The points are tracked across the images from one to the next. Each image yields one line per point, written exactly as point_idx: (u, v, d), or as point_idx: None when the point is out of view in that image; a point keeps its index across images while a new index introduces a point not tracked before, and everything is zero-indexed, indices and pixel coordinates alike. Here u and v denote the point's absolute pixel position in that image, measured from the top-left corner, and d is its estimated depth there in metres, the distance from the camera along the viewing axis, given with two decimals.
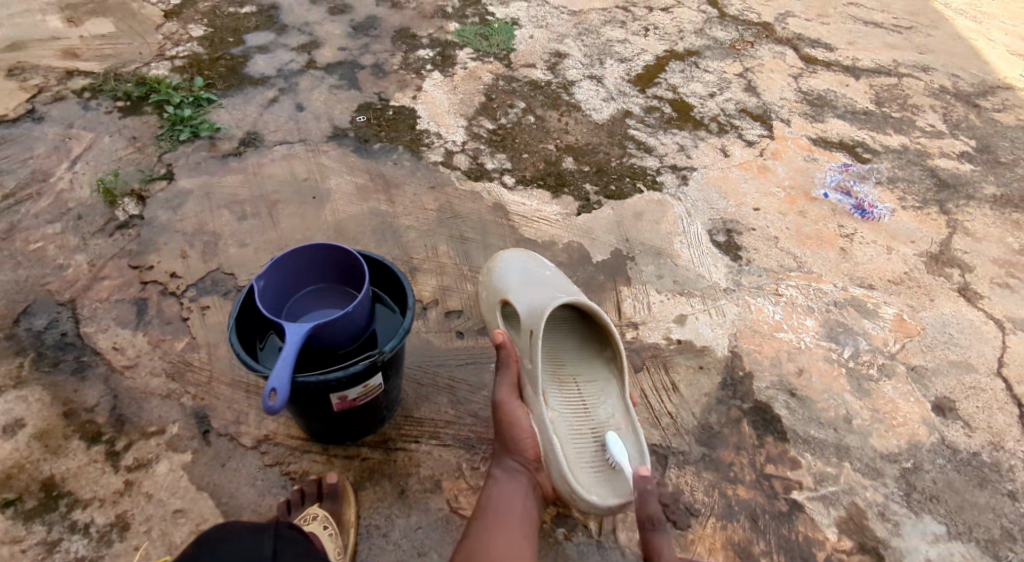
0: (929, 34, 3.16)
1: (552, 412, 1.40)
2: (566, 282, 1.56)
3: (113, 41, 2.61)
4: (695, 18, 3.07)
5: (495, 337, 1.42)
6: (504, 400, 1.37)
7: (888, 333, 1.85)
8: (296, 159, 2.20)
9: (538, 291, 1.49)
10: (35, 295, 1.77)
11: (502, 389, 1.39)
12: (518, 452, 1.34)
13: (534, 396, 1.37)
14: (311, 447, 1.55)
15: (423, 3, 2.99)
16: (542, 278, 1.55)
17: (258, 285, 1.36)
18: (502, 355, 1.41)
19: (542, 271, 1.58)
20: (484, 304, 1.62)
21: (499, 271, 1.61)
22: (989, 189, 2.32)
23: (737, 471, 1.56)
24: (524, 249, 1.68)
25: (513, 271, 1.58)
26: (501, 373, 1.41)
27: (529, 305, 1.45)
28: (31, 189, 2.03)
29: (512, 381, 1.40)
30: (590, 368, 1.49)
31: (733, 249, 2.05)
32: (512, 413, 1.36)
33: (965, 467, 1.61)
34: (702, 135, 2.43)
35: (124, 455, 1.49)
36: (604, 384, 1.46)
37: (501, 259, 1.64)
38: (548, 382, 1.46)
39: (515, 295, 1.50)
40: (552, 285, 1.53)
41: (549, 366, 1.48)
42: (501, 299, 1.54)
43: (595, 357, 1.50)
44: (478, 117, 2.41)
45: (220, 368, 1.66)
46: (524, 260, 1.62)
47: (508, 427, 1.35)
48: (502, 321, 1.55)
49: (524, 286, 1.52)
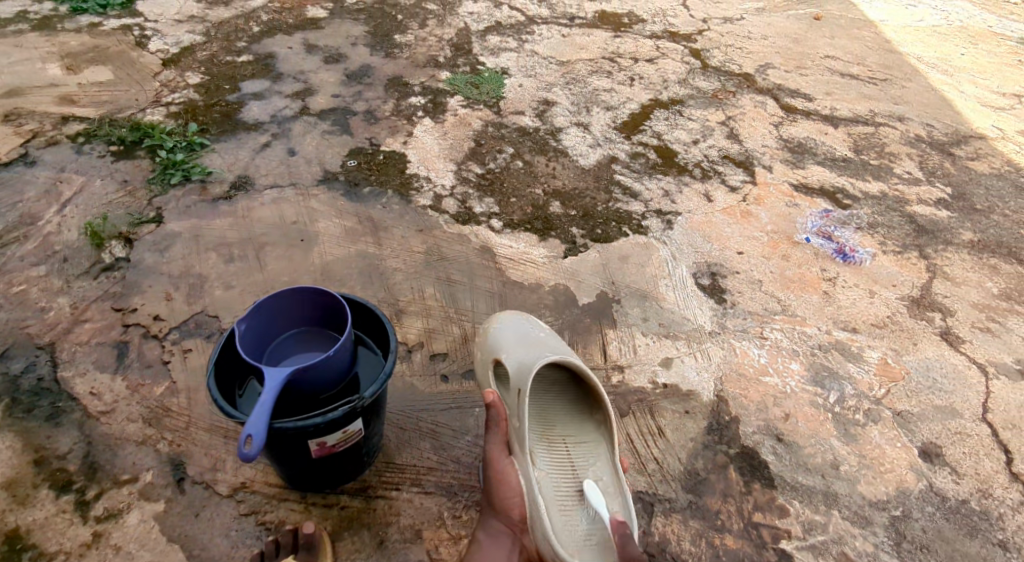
0: (903, 86, 3.25)
1: (539, 473, 1.36)
2: (560, 342, 1.54)
3: (110, 88, 2.66)
4: (679, 69, 3.16)
5: (485, 395, 1.39)
6: (494, 456, 1.36)
7: (873, 377, 1.85)
8: (285, 203, 2.22)
9: (528, 349, 1.48)
10: (14, 339, 1.75)
11: (491, 447, 1.37)
12: (504, 513, 1.33)
13: (521, 454, 1.34)
14: (289, 495, 1.52)
15: (415, 52, 3.07)
16: (534, 339, 1.53)
17: (239, 328, 1.35)
18: (491, 415, 1.38)
19: (536, 331, 1.56)
20: (478, 363, 1.59)
21: (494, 329, 1.58)
22: (966, 235, 2.35)
23: (724, 519, 1.53)
24: (521, 310, 1.66)
25: (508, 329, 1.56)
26: (489, 431, 1.39)
27: (519, 363, 1.44)
28: (18, 232, 2.03)
29: (501, 440, 1.38)
30: (580, 430, 1.45)
31: (718, 292, 2.05)
32: (501, 470, 1.34)
33: (954, 515, 1.58)
34: (686, 180, 2.47)
35: (94, 505, 1.46)
36: (594, 447, 1.43)
37: (498, 318, 1.62)
38: (537, 441, 1.42)
39: (508, 354, 1.48)
40: (544, 344, 1.51)
41: (537, 426, 1.44)
42: (494, 359, 1.52)
43: (586, 418, 1.46)
44: (467, 162, 2.45)
45: (200, 413, 1.64)
46: (519, 319, 1.60)
47: (495, 483, 1.34)
48: (493, 381, 1.52)
49: (517, 345, 1.50)
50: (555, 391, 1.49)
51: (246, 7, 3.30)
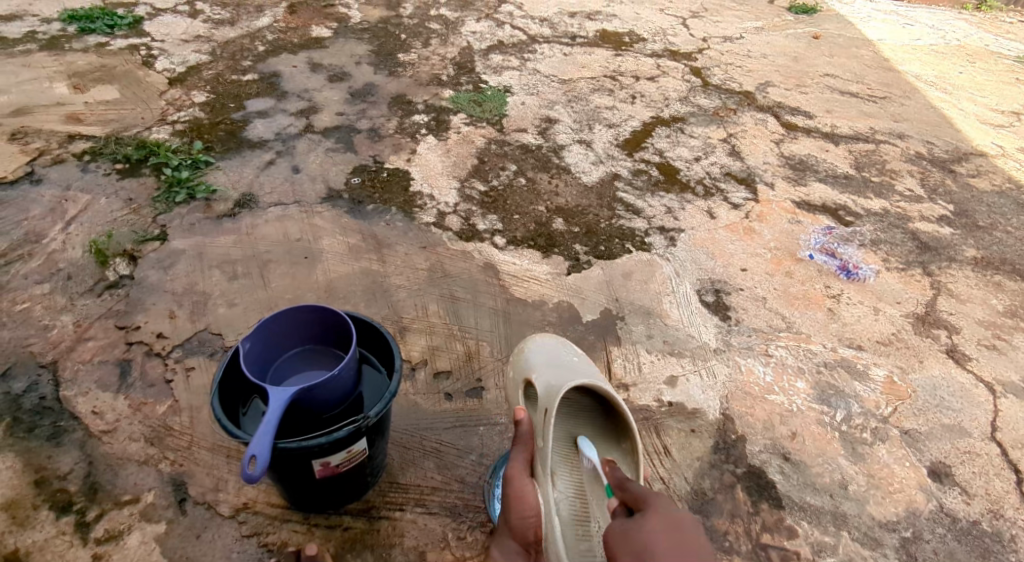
0: (902, 104, 3.27)
1: (559, 494, 1.35)
2: (592, 371, 1.54)
3: (117, 107, 2.68)
4: (680, 87, 3.18)
5: (515, 412, 1.41)
6: (515, 474, 1.34)
7: (880, 396, 1.83)
8: (289, 220, 2.23)
9: (561, 374, 1.47)
10: (17, 357, 1.75)
11: (515, 465, 1.36)
12: (520, 534, 1.31)
13: (543, 475, 1.33)
14: (291, 515, 1.50)
15: (419, 70, 3.10)
16: (569, 363, 1.53)
17: (244, 346, 1.36)
18: (519, 431, 1.39)
19: (570, 356, 1.56)
20: (509, 384, 1.60)
21: (528, 349, 1.59)
22: (970, 252, 2.35)
23: (732, 541, 1.51)
24: (556, 334, 1.66)
25: (545, 354, 1.56)
26: (516, 448, 1.38)
27: (548, 385, 1.45)
28: (22, 250, 2.04)
29: (525, 458, 1.37)
30: (605, 457, 1.44)
31: (721, 310, 2.05)
32: (520, 488, 1.32)
33: (965, 537, 1.56)
34: (689, 198, 2.47)
35: (94, 527, 1.45)
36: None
37: (530, 339, 1.63)
38: (561, 463, 1.41)
39: (538, 376, 1.48)
40: (578, 372, 1.50)
41: (562, 448, 1.43)
42: (524, 379, 1.53)
43: (612, 445, 1.45)
44: (470, 179, 2.46)
45: (202, 433, 1.63)
46: (554, 346, 1.60)
47: (514, 502, 1.32)
48: (523, 400, 1.52)
49: (550, 367, 1.51)
50: (584, 416, 1.48)
51: (251, 26, 3.33)
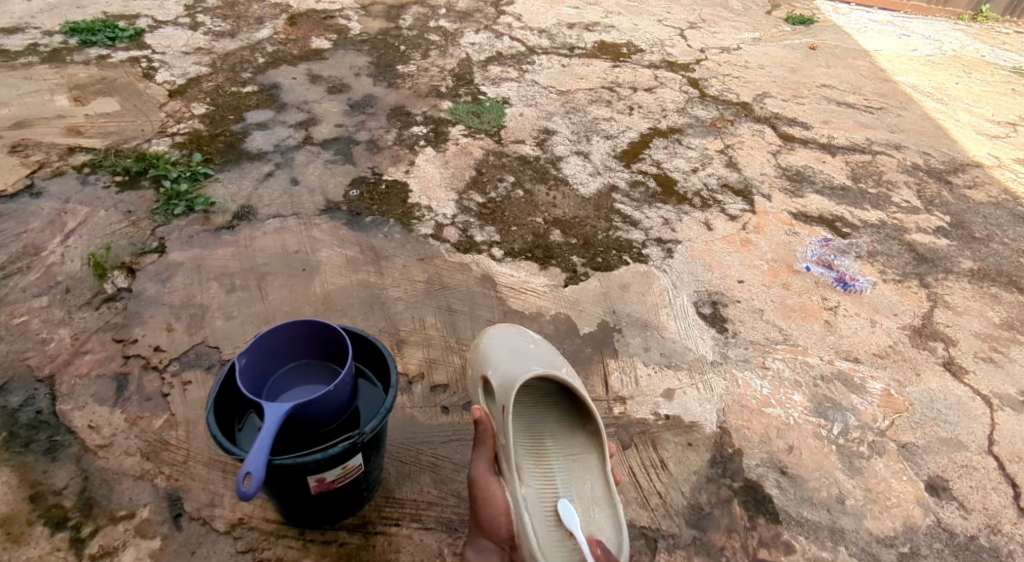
0: (899, 115, 3.28)
1: (527, 488, 1.36)
2: (548, 357, 1.57)
3: (117, 119, 2.69)
4: (677, 98, 3.19)
5: (473, 412, 1.42)
6: (480, 475, 1.36)
7: (877, 409, 1.83)
8: (287, 233, 2.23)
9: (517, 365, 1.49)
10: (14, 371, 1.75)
11: (477, 466, 1.38)
12: (493, 531, 1.33)
13: (509, 471, 1.35)
14: (286, 531, 1.50)
15: (417, 82, 3.11)
16: (522, 352, 1.55)
17: (240, 361, 1.35)
18: (479, 431, 1.40)
19: (524, 345, 1.59)
20: (470, 379, 1.62)
21: (484, 344, 1.61)
22: (966, 263, 2.35)
23: (729, 556, 1.51)
24: (511, 325, 1.69)
25: (501, 347, 1.57)
26: (478, 449, 1.40)
27: (504, 380, 1.46)
28: (21, 263, 2.04)
29: (488, 457, 1.38)
30: (570, 441, 1.45)
31: (719, 321, 2.05)
32: (486, 488, 1.35)
33: (963, 552, 1.56)
34: (686, 209, 2.47)
35: (89, 543, 1.45)
36: (582, 456, 1.43)
37: (488, 334, 1.64)
38: (526, 456, 1.41)
39: (495, 370, 1.50)
40: (533, 359, 1.52)
41: (525, 440, 1.44)
42: (482, 375, 1.54)
43: (575, 428, 1.47)
44: (468, 191, 2.47)
45: (197, 447, 1.63)
46: (508, 337, 1.62)
47: (482, 502, 1.34)
48: (482, 396, 1.53)
49: (506, 361, 1.52)
50: (545, 403, 1.50)
51: (251, 38, 3.35)
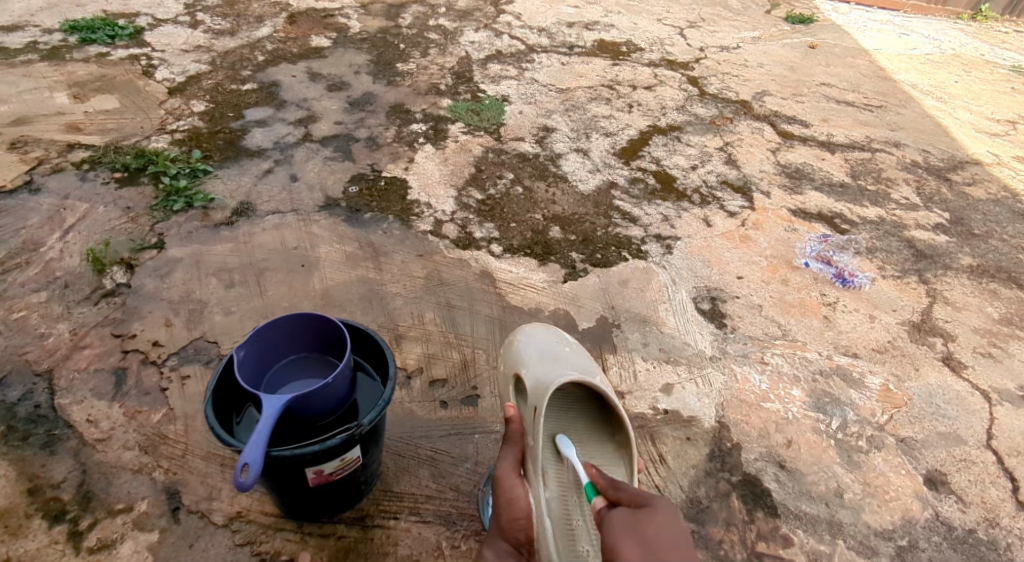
0: (898, 113, 3.28)
1: (551, 492, 1.34)
2: (583, 363, 1.54)
3: (117, 116, 2.69)
4: (677, 96, 3.19)
5: (506, 410, 1.44)
6: (505, 474, 1.37)
7: (875, 403, 1.83)
8: (286, 229, 2.23)
9: (552, 369, 1.47)
10: (13, 365, 1.75)
11: (504, 464, 1.39)
12: (512, 532, 1.34)
13: (534, 474, 1.36)
14: (285, 524, 1.50)
15: (417, 80, 3.11)
16: (557, 355, 1.52)
17: (239, 354, 1.35)
18: (509, 430, 1.41)
19: (559, 347, 1.56)
20: (501, 377, 1.61)
21: (518, 343, 1.59)
22: (965, 259, 2.35)
23: (727, 549, 1.51)
24: (546, 324, 1.66)
25: (536, 347, 1.55)
26: (506, 448, 1.41)
27: (538, 382, 1.44)
28: (20, 258, 2.04)
29: (515, 458, 1.39)
30: (599, 450, 1.41)
31: (718, 317, 2.05)
32: (510, 489, 1.36)
33: (961, 545, 1.56)
34: (685, 206, 2.47)
35: (86, 536, 1.45)
36: (611, 468, 1.39)
37: (523, 332, 1.62)
38: (552, 459, 1.39)
39: (528, 371, 1.49)
40: (568, 364, 1.50)
41: (554, 443, 1.40)
42: (515, 375, 1.53)
43: (605, 438, 1.43)
44: (468, 188, 2.47)
45: (196, 441, 1.63)
46: (544, 337, 1.59)
47: (505, 503, 1.35)
48: (514, 396, 1.52)
49: (541, 362, 1.50)
50: (577, 409, 1.46)
51: (251, 36, 3.35)
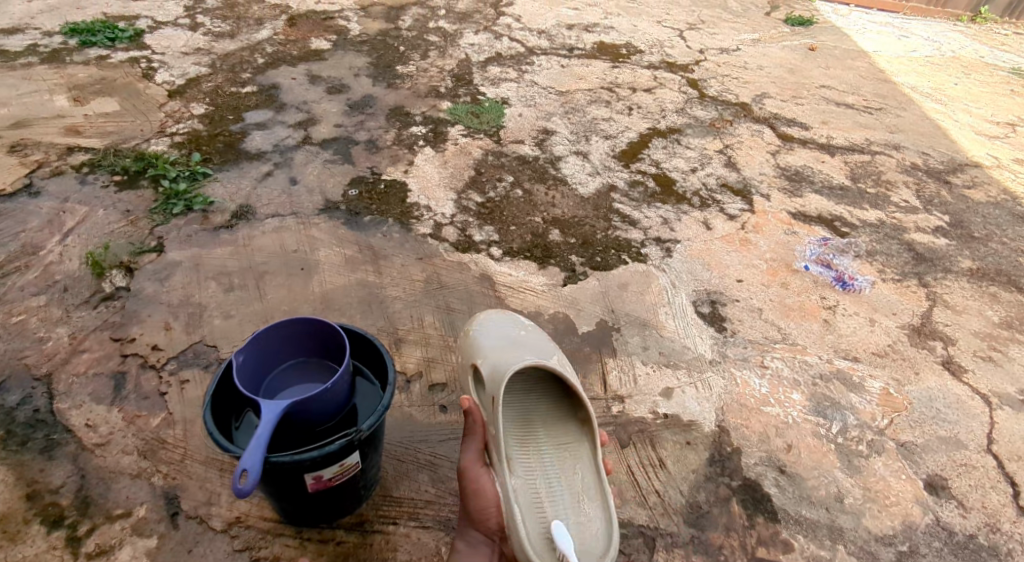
0: (898, 115, 3.28)
1: (517, 480, 1.36)
2: (538, 346, 1.57)
3: (116, 119, 2.69)
4: (676, 98, 3.19)
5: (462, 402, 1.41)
6: (469, 467, 1.36)
7: (876, 407, 1.83)
8: (286, 232, 2.23)
9: (508, 354, 1.50)
10: (12, 369, 1.75)
11: (467, 456, 1.37)
12: (482, 522, 1.35)
13: (498, 462, 1.35)
14: (284, 529, 1.50)
15: (417, 83, 3.11)
16: (512, 341, 1.55)
17: (237, 359, 1.35)
18: (468, 422, 1.39)
19: (514, 332, 1.59)
20: (459, 368, 1.61)
21: (474, 333, 1.61)
22: (965, 263, 2.35)
23: (727, 554, 1.51)
24: (500, 311, 1.69)
25: (491, 335, 1.57)
26: (467, 440, 1.39)
27: (496, 369, 1.46)
28: (19, 262, 2.04)
29: (478, 448, 1.38)
30: (561, 430, 1.46)
31: (717, 321, 2.04)
32: (475, 480, 1.35)
33: (962, 551, 1.56)
34: (684, 209, 2.47)
35: (85, 542, 1.44)
36: (574, 446, 1.44)
37: (477, 322, 1.64)
38: (517, 447, 1.42)
39: (486, 359, 1.50)
40: (524, 349, 1.53)
41: (517, 430, 1.44)
42: (472, 364, 1.53)
43: (567, 417, 1.48)
44: (467, 191, 2.46)
45: (195, 446, 1.62)
46: (499, 325, 1.62)
47: (471, 495, 1.35)
48: (471, 385, 1.53)
49: (497, 349, 1.52)
50: (537, 394, 1.49)
51: (251, 39, 3.35)
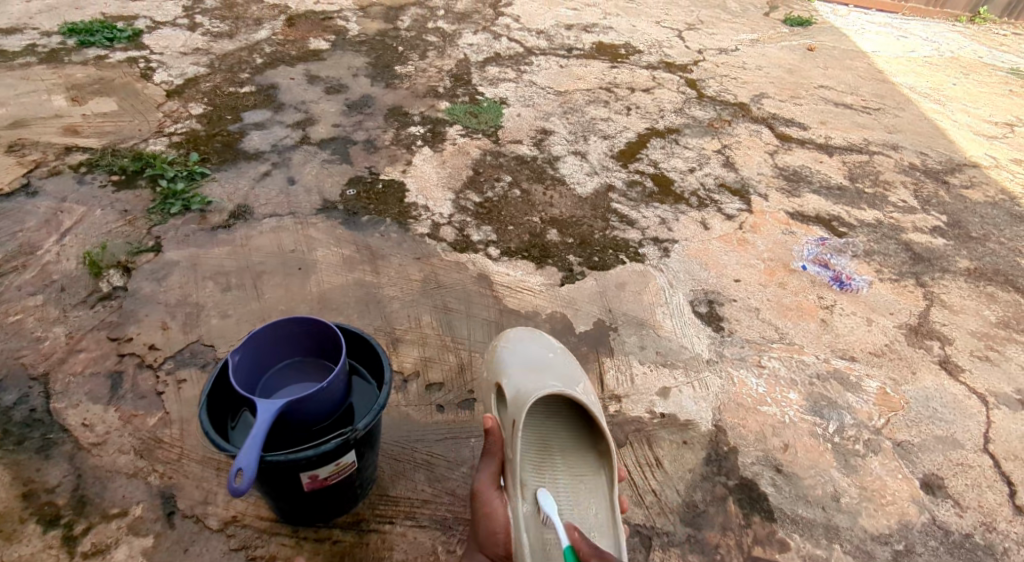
0: (896, 115, 3.28)
1: (530, 506, 1.36)
2: (565, 372, 1.55)
3: (114, 119, 2.69)
4: (675, 99, 3.19)
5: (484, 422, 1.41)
6: (483, 488, 1.36)
7: (872, 407, 1.83)
8: (284, 232, 2.23)
9: (534, 378, 1.49)
10: (9, 369, 1.75)
11: (482, 478, 1.38)
12: (490, 547, 1.34)
13: (513, 487, 1.35)
14: (280, 529, 1.50)
15: (415, 83, 3.11)
16: (541, 365, 1.54)
17: (233, 358, 1.35)
18: (488, 443, 1.39)
19: (543, 355, 1.58)
20: (484, 385, 1.61)
21: (501, 351, 1.61)
22: (963, 262, 2.35)
23: (723, 553, 1.51)
24: (530, 329, 1.68)
25: (519, 357, 1.57)
26: (484, 461, 1.40)
27: (520, 393, 1.45)
28: (17, 261, 2.04)
29: (494, 471, 1.38)
30: (579, 461, 1.44)
31: (715, 320, 2.04)
32: (488, 503, 1.35)
33: (958, 550, 1.55)
34: (682, 209, 2.47)
35: (81, 541, 1.44)
36: (590, 479, 1.42)
37: (508, 339, 1.64)
38: (533, 473, 1.41)
39: (510, 381, 1.50)
40: (551, 374, 1.52)
41: (535, 456, 1.44)
42: (498, 383, 1.53)
43: (586, 448, 1.46)
44: (465, 191, 2.46)
45: (191, 445, 1.62)
46: (528, 346, 1.61)
47: (483, 519, 1.35)
48: (495, 404, 1.53)
49: (524, 372, 1.52)
50: (558, 420, 1.49)
51: (250, 39, 3.36)
